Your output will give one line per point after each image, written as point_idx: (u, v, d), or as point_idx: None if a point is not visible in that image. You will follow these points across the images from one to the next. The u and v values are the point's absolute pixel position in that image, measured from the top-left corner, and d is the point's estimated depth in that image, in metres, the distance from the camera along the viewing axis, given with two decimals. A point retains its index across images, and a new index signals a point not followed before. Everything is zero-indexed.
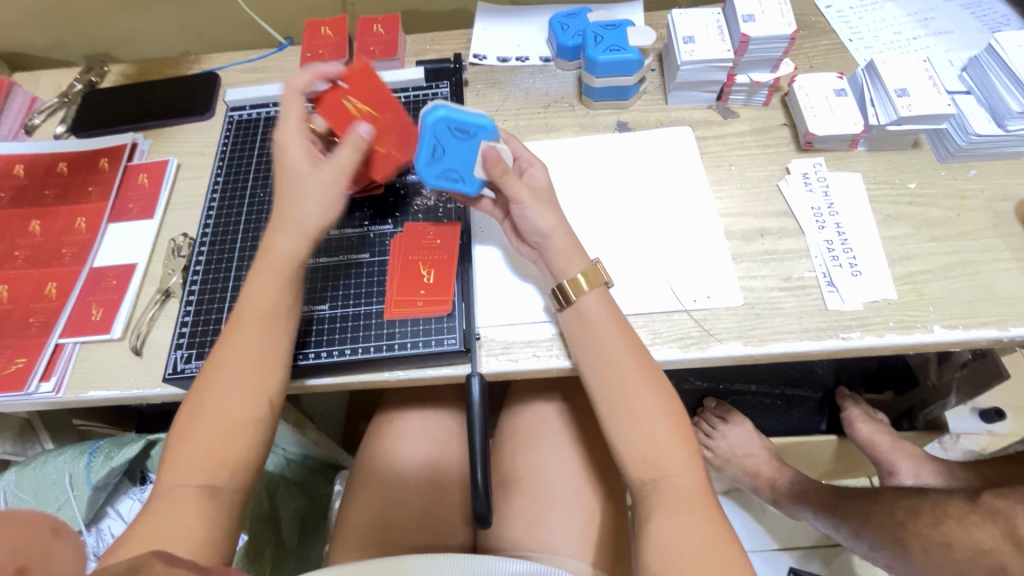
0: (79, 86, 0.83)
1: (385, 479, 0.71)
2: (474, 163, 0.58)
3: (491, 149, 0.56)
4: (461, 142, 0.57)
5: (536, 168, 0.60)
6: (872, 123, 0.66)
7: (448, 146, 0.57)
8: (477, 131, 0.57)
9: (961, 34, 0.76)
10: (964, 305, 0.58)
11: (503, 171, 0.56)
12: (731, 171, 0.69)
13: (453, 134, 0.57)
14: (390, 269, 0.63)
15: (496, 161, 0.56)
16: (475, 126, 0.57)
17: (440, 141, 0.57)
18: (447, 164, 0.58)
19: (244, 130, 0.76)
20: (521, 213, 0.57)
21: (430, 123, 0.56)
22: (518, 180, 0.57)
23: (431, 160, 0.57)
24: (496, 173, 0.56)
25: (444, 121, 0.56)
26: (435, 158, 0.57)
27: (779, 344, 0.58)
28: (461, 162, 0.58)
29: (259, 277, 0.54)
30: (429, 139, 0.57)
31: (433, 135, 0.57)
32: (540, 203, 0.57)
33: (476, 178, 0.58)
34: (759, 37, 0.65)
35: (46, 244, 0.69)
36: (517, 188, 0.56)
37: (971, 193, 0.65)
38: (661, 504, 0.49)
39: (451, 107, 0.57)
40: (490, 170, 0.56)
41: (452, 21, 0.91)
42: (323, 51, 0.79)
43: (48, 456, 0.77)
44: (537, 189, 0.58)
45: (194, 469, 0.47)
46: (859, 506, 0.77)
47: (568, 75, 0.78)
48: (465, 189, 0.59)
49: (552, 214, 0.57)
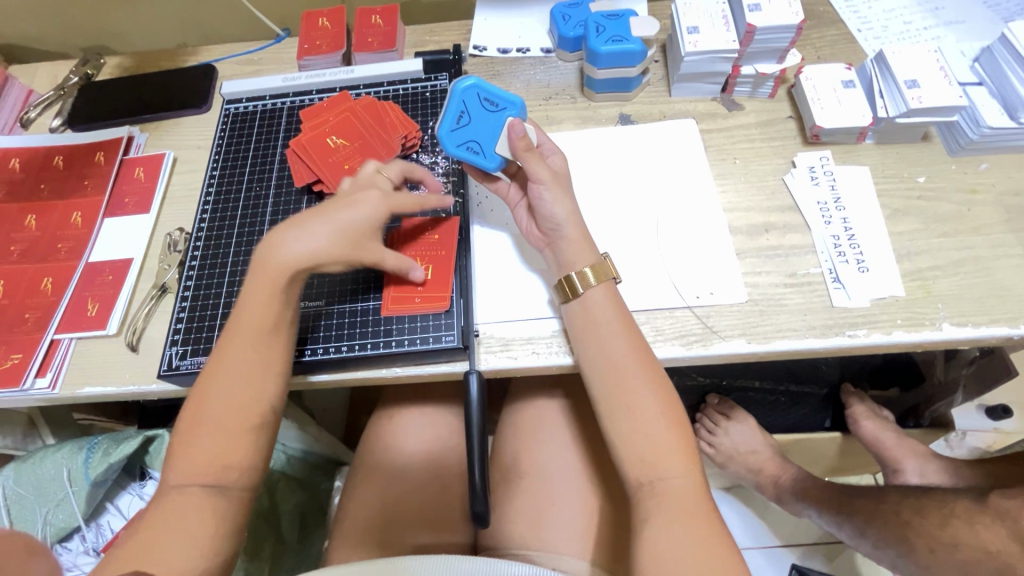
0: (74, 78, 0.82)
1: (384, 475, 0.70)
2: (497, 138, 0.58)
3: (517, 123, 0.57)
4: (488, 114, 0.59)
5: (558, 156, 0.59)
6: (880, 115, 0.64)
7: (474, 116, 0.59)
8: (506, 107, 0.59)
9: (972, 24, 0.74)
10: (973, 302, 0.57)
11: (527, 146, 0.56)
12: (736, 165, 0.67)
13: (482, 104, 0.59)
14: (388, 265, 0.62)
15: (521, 136, 0.57)
16: (504, 102, 0.59)
17: (468, 109, 0.59)
18: (470, 133, 0.58)
19: (240, 122, 0.75)
20: (539, 193, 0.56)
21: (463, 90, 0.59)
22: (540, 159, 0.57)
23: (456, 127, 0.58)
24: (520, 147, 0.56)
25: (474, 90, 0.59)
26: (460, 126, 0.58)
27: (784, 342, 0.56)
28: (485, 135, 0.58)
29: (255, 292, 0.52)
30: (458, 105, 0.59)
31: (462, 102, 0.59)
32: (558, 185, 0.57)
33: (496, 154, 0.58)
34: (766, 27, 0.64)
35: (42, 239, 0.69)
36: (537, 167, 0.56)
37: (982, 187, 0.63)
38: (663, 505, 0.48)
39: (482, 80, 0.59)
40: (514, 144, 0.56)
41: (452, 12, 0.90)
42: (320, 42, 0.78)
43: (47, 451, 0.77)
44: (558, 174, 0.58)
45: (196, 469, 0.47)
46: (863, 505, 0.76)
47: (569, 66, 0.76)
48: (484, 163, 0.58)
49: (568, 200, 0.57)
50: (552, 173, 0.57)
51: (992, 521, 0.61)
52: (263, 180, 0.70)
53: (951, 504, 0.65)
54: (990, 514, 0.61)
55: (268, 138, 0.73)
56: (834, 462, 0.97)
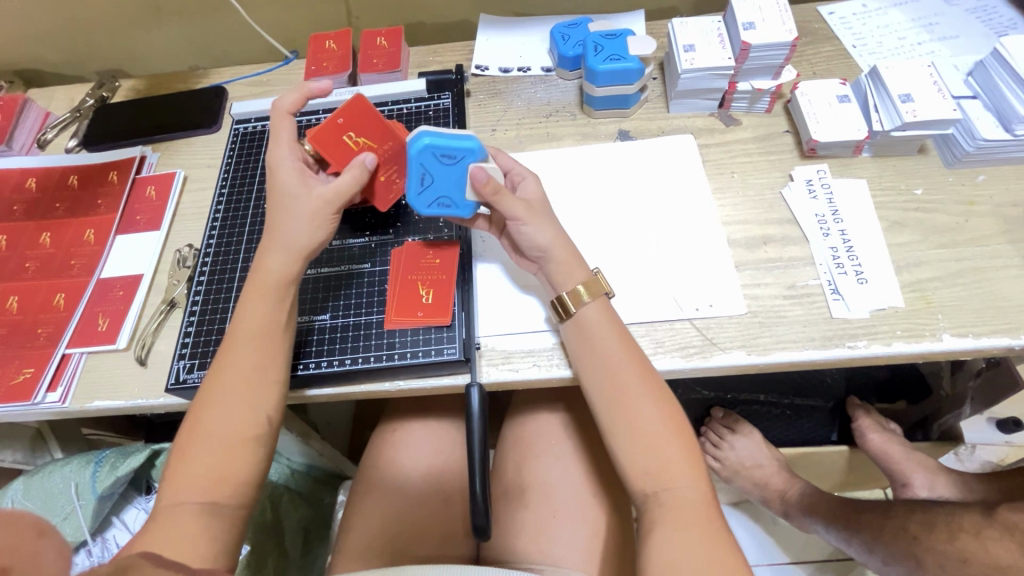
0: (90, 101, 0.85)
1: (388, 489, 0.71)
2: (464, 188, 0.58)
3: (479, 170, 0.56)
4: (449, 168, 0.57)
5: (530, 181, 0.60)
6: (876, 129, 0.65)
7: (436, 174, 0.57)
8: (464, 155, 0.56)
9: (966, 39, 0.75)
10: (974, 312, 0.57)
11: (493, 189, 0.55)
12: (733, 179, 0.68)
13: (439, 161, 0.56)
14: (391, 284, 0.63)
15: (485, 180, 0.56)
16: (462, 150, 0.56)
17: (428, 170, 0.57)
18: (436, 191, 0.58)
19: (248, 142, 0.77)
20: (517, 229, 0.57)
21: (416, 152, 0.56)
22: (511, 196, 0.57)
23: (422, 189, 0.58)
24: (486, 193, 0.55)
25: (429, 150, 0.55)
26: (425, 187, 0.58)
27: (783, 353, 0.57)
28: (452, 189, 0.58)
29: (251, 297, 0.54)
30: (418, 168, 0.57)
31: (421, 165, 0.57)
32: (537, 217, 0.57)
33: (468, 202, 0.59)
34: (760, 44, 0.65)
35: (56, 256, 0.71)
36: (511, 205, 0.56)
37: (980, 199, 0.64)
38: (664, 517, 0.48)
39: (434, 133, 0.55)
40: (479, 189, 0.56)
41: (454, 32, 0.92)
42: (327, 64, 0.80)
43: (56, 465, 0.78)
44: (531, 204, 0.58)
45: (198, 487, 0.48)
46: (872, 520, 0.76)
47: (569, 84, 0.78)
48: (459, 213, 0.60)
49: (549, 227, 0.57)
50: (527, 206, 0.57)
51: (1001, 535, 0.60)
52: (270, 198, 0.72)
53: (959, 518, 0.64)
54: (999, 528, 0.60)
55: None
56: (841, 476, 0.97)
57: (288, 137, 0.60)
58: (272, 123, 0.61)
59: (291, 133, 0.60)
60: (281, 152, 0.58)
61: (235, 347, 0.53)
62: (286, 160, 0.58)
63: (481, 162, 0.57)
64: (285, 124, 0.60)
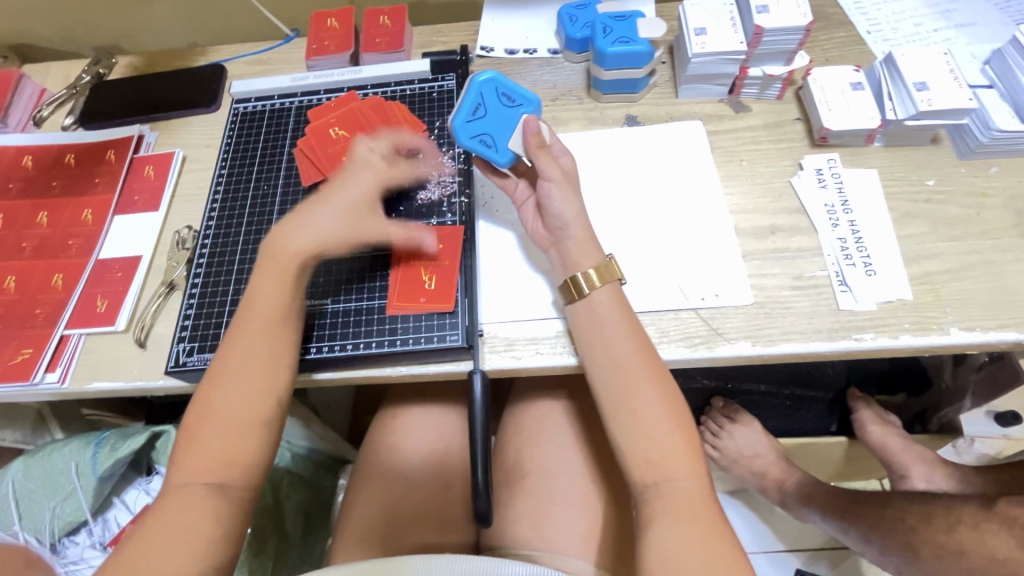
0: (86, 78, 0.83)
1: (388, 474, 0.71)
2: (511, 133, 0.60)
3: (531, 120, 0.58)
4: (505, 108, 0.60)
5: (568, 157, 0.59)
6: (890, 117, 0.64)
7: (490, 107, 0.60)
8: (523, 103, 0.61)
9: (983, 26, 0.73)
10: (982, 306, 0.56)
11: (540, 143, 0.58)
12: (742, 167, 0.67)
13: (499, 98, 0.61)
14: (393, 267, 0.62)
15: (535, 132, 0.58)
16: (521, 98, 0.61)
17: (484, 103, 0.60)
18: (484, 126, 0.60)
19: (248, 122, 0.75)
20: (545, 189, 0.56)
21: (480, 83, 0.61)
22: (552, 157, 0.57)
23: (471, 118, 0.60)
24: (532, 143, 0.58)
25: (493, 83, 0.61)
26: (475, 118, 0.60)
27: (789, 345, 0.56)
28: (500, 130, 0.60)
29: (265, 284, 0.53)
30: (475, 97, 0.60)
31: (479, 95, 0.60)
32: (568, 186, 0.56)
33: (509, 149, 0.59)
34: (773, 28, 0.64)
35: (53, 236, 0.70)
36: (548, 164, 0.56)
37: (991, 191, 0.63)
38: (665, 507, 0.48)
39: (503, 76, 0.61)
40: (528, 141, 0.58)
41: (459, 13, 0.90)
42: (329, 43, 0.79)
43: (56, 444, 0.78)
44: (567, 173, 0.58)
45: (198, 470, 0.47)
46: (870, 511, 0.76)
47: (576, 67, 0.76)
48: (495, 157, 0.59)
49: (575, 200, 0.56)
50: (562, 173, 0.57)
51: (1000, 529, 0.60)
52: (270, 179, 0.71)
53: (958, 511, 0.64)
54: (997, 521, 0.60)
55: (276, 139, 0.73)
56: (839, 467, 0.97)
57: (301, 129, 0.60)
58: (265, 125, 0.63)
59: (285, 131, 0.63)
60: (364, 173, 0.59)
61: (247, 334, 0.52)
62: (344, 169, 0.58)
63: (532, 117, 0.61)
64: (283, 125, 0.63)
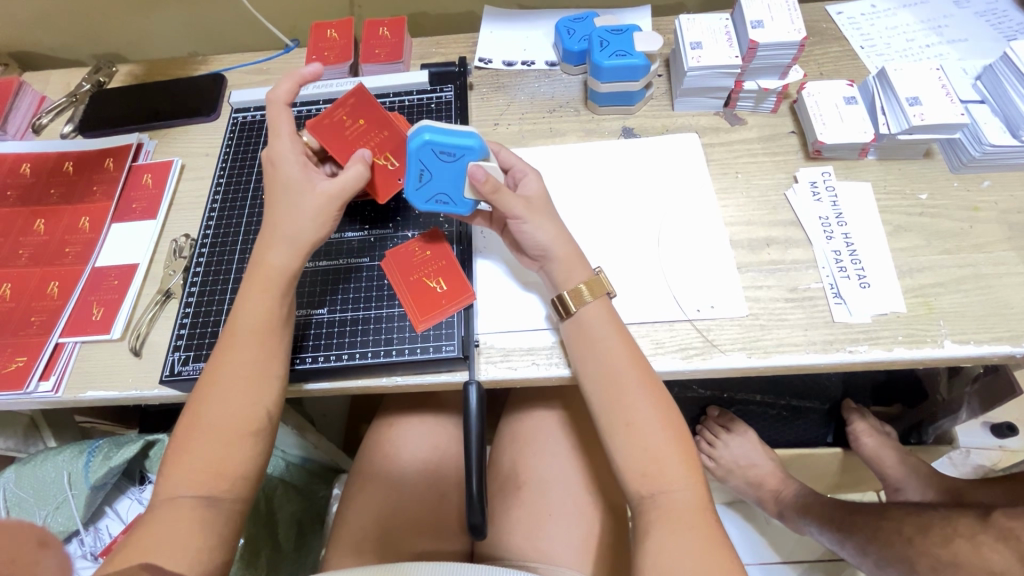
0: (87, 86, 0.83)
1: (381, 486, 0.70)
2: (463, 184, 0.57)
3: (478, 168, 0.54)
4: (448, 166, 0.55)
5: (532, 178, 0.59)
6: (883, 132, 0.65)
7: (434, 170, 0.56)
8: (465, 153, 0.55)
9: (975, 42, 0.74)
10: (976, 319, 0.57)
11: (493, 188, 0.54)
12: (738, 179, 0.68)
13: (438, 158, 0.55)
14: (398, 288, 0.62)
15: (484, 180, 0.54)
16: (463, 148, 0.54)
17: (426, 166, 0.55)
18: (435, 186, 0.57)
19: (247, 131, 0.76)
20: (519, 228, 0.56)
21: (415, 148, 0.54)
22: (511, 194, 0.55)
23: (420, 184, 0.57)
24: (485, 192, 0.54)
25: (428, 146, 0.54)
26: (424, 183, 0.56)
27: (784, 357, 0.56)
28: (451, 186, 0.57)
29: (253, 292, 0.53)
30: (415, 165, 0.55)
31: (419, 161, 0.55)
32: (536, 216, 0.56)
33: (467, 199, 0.58)
34: (769, 43, 0.64)
35: (50, 243, 0.70)
36: (512, 203, 0.55)
37: (985, 205, 0.63)
38: (660, 519, 0.48)
39: (435, 130, 0.54)
40: (479, 190, 0.54)
41: (458, 25, 0.91)
42: (329, 53, 0.79)
43: (48, 453, 0.77)
44: (531, 202, 0.57)
45: (192, 481, 0.47)
46: (866, 523, 0.76)
47: (573, 80, 0.77)
48: (457, 209, 0.59)
49: (551, 226, 0.56)
50: (527, 204, 0.56)
51: (995, 540, 0.60)
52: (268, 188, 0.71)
53: (953, 523, 0.65)
54: (992, 532, 0.61)
55: None
56: (835, 478, 0.97)
57: (288, 130, 0.57)
58: (268, 113, 0.57)
59: (292, 126, 0.57)
60: (285, 143, 0.56)
61: (237, 343, 0.52)
62: (290, 152, 0.56)
63: (481, 161, 0.56)
64: (283, 115, 0.57)
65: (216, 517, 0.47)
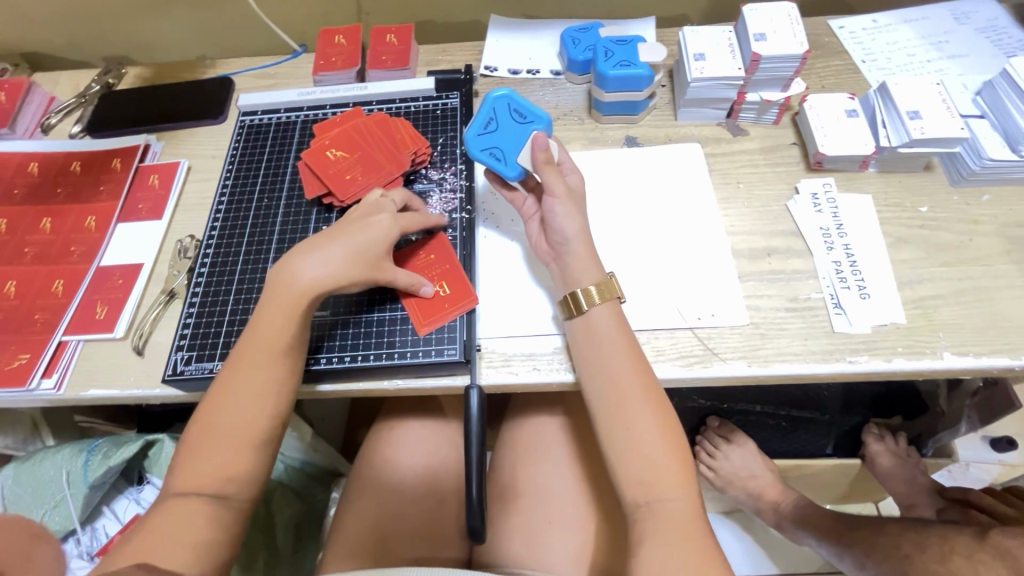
0: (96, 87, 0.85)
1: (379, 491, 0.70)
2: (520, 149, 0.62)
3: (541, 137, 0.60)
4: (515, 124, 0.63)
5: (576, 175, 0.61)
6: (883, 145, 0.65)
7: (502, 124, 0.63)
8: (533, 119, 0.64)
9: (975, 57, 0.75)
10: (975, 332, 0.57)
11: (547, 159, 0.59)
12: (739, 189, 0.68)
13: (511, 114, 0.64)
14: (403, 297, 0.62)
15: (543, 149, 0.59)
16: (533, 115, 0.64)
17: (498, 118, 0.63)
18: (495, 141, 0.63)
19: (254, 134, 0.76)
20: (551, 207, 0.58)
21: (494, 100, 0.64)
22: (558, 174, 0.59)
23: (483, 132, 0.63)
24: (538, 156, 0.59)
25: (505, 100, 0.64)
26: (487, 132, 0.63)
27: (785, 366, 0.57)
28: (509, 147, 0.62)
29: (267, 301, 0.53)
30: (488, 112, 0.64)
31: (493, 112, 0.64)
32: (571, 204, 0.58)
33: (518, 163, 0.61)
34: (771, 56, 0.65)
35: (56, 242, 0.70)
36: (554, 181, 0.58)
37: (984, 218, 0.64)
38: (656, 529, 0.48)
39: (516, 94, 0.65)
40: (534, 154, 0.59)
41: (464, 33, 0.92)
42: (336, 59, 0.80)
43: (47, 452, 0.78)
44: (573, 191, 0.59)
45: (192, 483, 0.47)
46: (863, 538, 0.76)
47: (578, 88, 0.78)
48: (505, 170, 0.61)
49: (578, 215, 0.58)
50: (568, 190, 0.58)
51: (992, 561, 0.60)
52: (274, 192, 0.71)
53: (951, 541, 0.64)
54: (989, 553, 0.61)
55: (281, 151, 0.75)
56: (834, 489, 0.96)
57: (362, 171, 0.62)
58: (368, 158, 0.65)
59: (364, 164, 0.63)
60: None
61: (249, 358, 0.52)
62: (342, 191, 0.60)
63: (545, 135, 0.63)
64: None
65: (226, 514, 0.48)
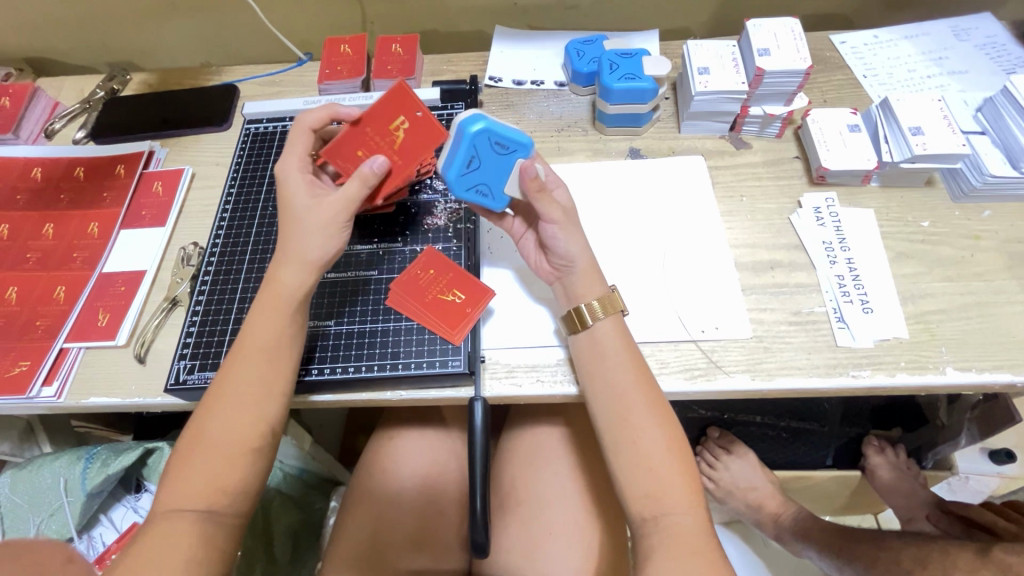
0: (100, 93, 0.85)
1: (379, 501, 0.70)
2: (508, 177, 0.57)
3: (528, 165, 0.54)
4: (497, 157, 0.56)
5: (563, 189, 0.58)
6: (886, 159, 0.66)
7: (484, 159, 0.55)
8: (517, 148, 0.55)
9: (975, 74, 0.76)
10: (976, 347, 0.57)
11: (538, 187, 0.55)
12: (742, 202, 0.69)
13: (493, 148, 0.55)
14: (415, 316, 0.61)
15: (533, 176, 0.55)
16: (515, 143, 0.55)
17: (478, 154, 0.55)
18: (480, 176, 0.56)
19: (259, 142, 0.77)
20: (551, 232, 0.56)
21: (472, 134, 0.54)
22: (551, 198, 0.56)
23: (466, 171, 0.56)
24: (531, 188, 0.55)
25: (485, 133, 0.54)
26: (470, 170, 0.56)
27: (788, 379, 0.57)
28: (495, 179, 0.57)
29: (264, 308, 0.53)
30: (468, 150, 0.54)
31: (472, 146, 0.55)
32: (570, 225, 0.56)
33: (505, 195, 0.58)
34: (775, 71, 0.66)
35: (58, 248, 0.70)
36: (550, 209, 0.55)
37: (985, 234, 0.65)
38: (662, 544, 0.48)
39: (491, 119, 0.54)
40: (525, 185, 0.55)
41: (469, 43, 0.93)
42: (341, 68, 0.80)
43: (45, 459, 0.77)
44: (568, 210, 0.57)
45: (195, 494, 0.47)
46: (864, 552, 0.76)
47: (581, 100, 0.78)
48: (491, 204, 0.58)
49: (580, 237, 0.56)
50: (564, 212, 0.56)
51: None
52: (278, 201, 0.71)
53: (952, 557, 0.65)
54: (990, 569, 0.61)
55: None
56: (834, 502, 0.97)
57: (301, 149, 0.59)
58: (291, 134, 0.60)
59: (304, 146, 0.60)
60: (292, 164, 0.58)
61: (234, 358, 0.52)
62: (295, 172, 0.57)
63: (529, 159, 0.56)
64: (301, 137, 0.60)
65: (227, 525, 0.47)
